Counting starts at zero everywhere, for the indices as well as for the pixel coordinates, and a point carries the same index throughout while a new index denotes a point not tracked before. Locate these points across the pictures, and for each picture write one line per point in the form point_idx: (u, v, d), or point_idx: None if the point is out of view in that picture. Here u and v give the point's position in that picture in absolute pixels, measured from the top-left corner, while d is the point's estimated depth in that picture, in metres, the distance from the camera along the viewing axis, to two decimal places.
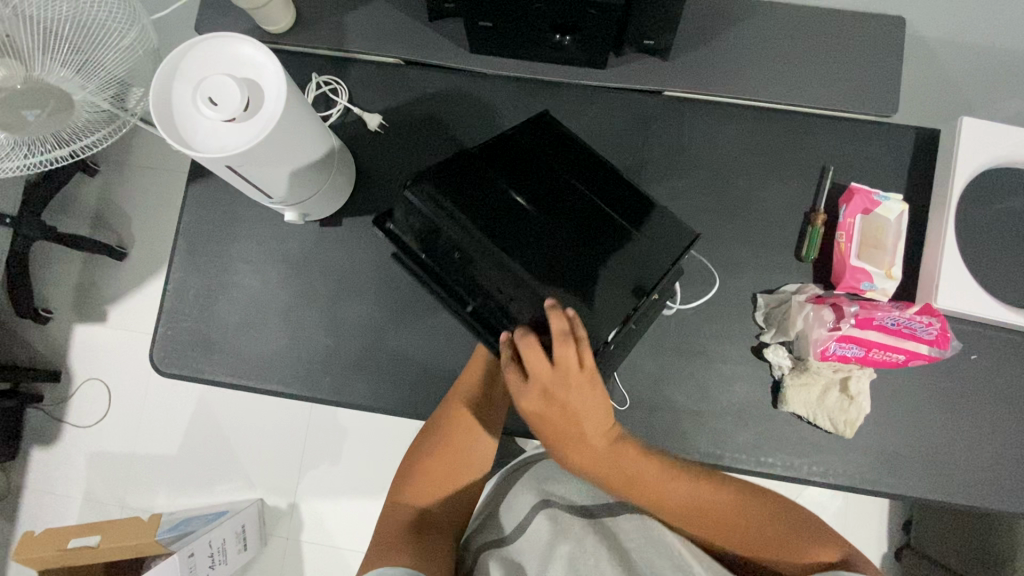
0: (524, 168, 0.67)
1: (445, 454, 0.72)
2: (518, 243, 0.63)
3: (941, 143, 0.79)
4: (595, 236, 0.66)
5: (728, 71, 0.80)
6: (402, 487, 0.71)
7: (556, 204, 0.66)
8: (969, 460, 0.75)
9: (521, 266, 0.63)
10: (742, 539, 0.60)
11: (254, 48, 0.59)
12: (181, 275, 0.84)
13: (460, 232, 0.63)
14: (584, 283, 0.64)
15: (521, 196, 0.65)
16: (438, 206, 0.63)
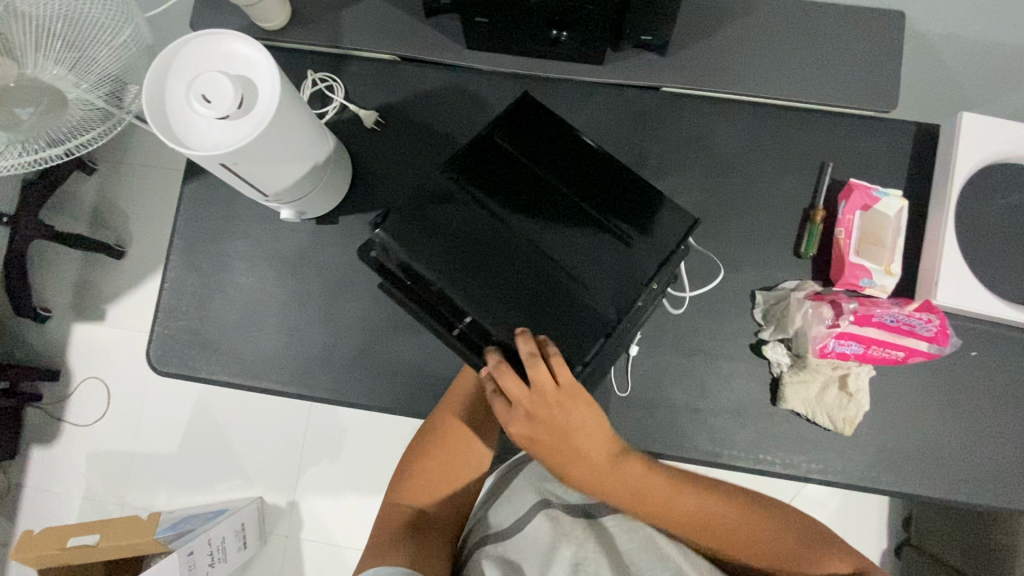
0: (497, 186, 0.66)
1: (441, 458, 0.72)
2: (490, 272, 0.63)
3: (941, 139, 0.79)
4: (573, 248, 0.64)
5: (726, 67, 0.80)
6: (399, 486, 0.72)
7: (533, 218, 0.65)
8: (968, 457, 0.75)
9: (494, 297, 0.63)
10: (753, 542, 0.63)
11: (247, 44, 0.58)
12: (178, 274, 0.84)
13: (431, 270, 0.63)
14: (561, 305, 0.63)
15: (491, 220, 0.64)
16: (406, 245, 0.63)
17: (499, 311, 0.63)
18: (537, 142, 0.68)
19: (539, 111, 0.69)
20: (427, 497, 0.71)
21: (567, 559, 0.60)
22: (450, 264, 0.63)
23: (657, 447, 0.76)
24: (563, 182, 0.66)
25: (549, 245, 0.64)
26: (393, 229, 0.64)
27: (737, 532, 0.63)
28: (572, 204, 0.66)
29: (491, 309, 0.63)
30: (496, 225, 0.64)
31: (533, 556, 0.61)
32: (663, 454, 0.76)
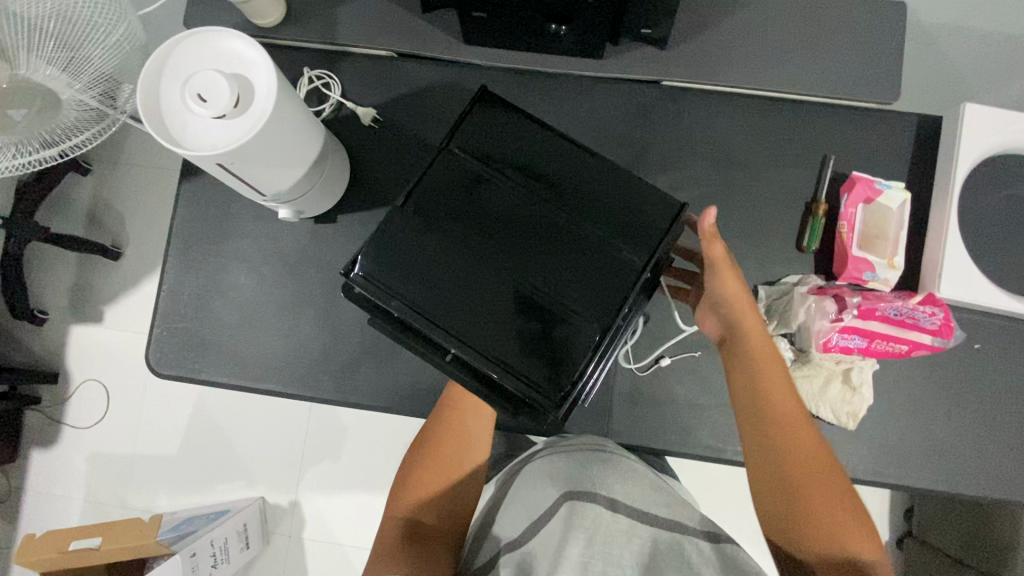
0: (466, 204, 0.66)
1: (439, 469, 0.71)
2: (470, 295, 0.64)
3: (943, 131, 0.78)
4: (550, 258, 0.64)
5: (726, 60, 0.79)
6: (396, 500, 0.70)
7: (508, 233, 0.65)
8: (972, 450, 0.75)
9: (481, 321, 0.63)
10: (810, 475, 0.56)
11: (241, 41, 0.57)
12: (175, 275, 0.84)
13: (410, 302, 0.64)
14: (547, 314, 0.63)
15: (464, 241, 0.65)
16: (385, 278, 0.64)
17: (482, 332, 0.63)
18: (494, 148, 0.68)
19: (501, 119, 0.69)
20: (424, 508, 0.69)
21: (576, 558, 0.52)
22: (428, 291, 0.64)
23: (660, 443, 0.76)
24: (532, 190, 0.66)
25: (529, 259, 0.64)
26: (371, 261, 0.64)
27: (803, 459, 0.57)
28: (544, 209, 0.66)
29: (474, 330, 0.63)
30: (470, 246, 0.65)
31: (542, 554, 0.54)
32: (667, 451, 0.76)
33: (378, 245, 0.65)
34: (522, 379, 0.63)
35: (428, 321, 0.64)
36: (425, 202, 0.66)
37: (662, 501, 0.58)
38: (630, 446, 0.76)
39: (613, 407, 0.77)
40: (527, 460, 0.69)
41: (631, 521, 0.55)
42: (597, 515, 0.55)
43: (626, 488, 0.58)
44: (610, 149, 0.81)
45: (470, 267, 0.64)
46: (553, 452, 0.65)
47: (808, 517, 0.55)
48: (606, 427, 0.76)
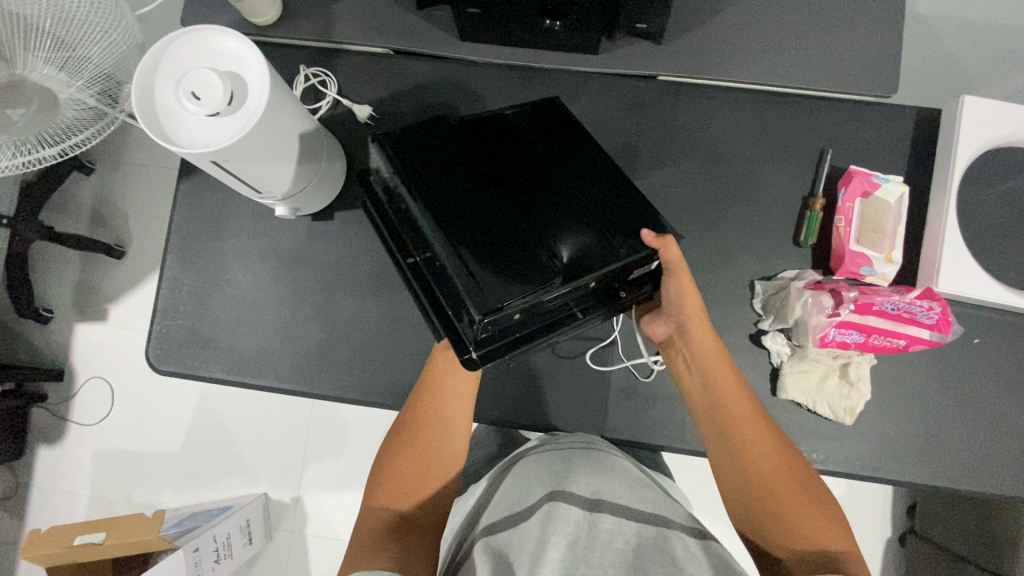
0: (513, 140, 0.67)
1: (418, 434, 0.72)
2: (465, 188, 0.62)
3: (943, 123, 0.77)
4: (545, 208, 0.62)
5: (724, 53, 0.78)
6: (377, 482, 0.70)
7: (526, 174, 0.64)
8: (972, 446, 0.75)
9: (457, 210, 0.60)
10: (771, 481, 0.63)
11: (235, 39, 0.58)
12: (174, 273, 0.84)
13: (405, 177, 0.63)
14: (510, 242, 0.59)
15: (492, 156, 0.65)
16: (393, 152, 0.64)
17: (456, 222, 0.60)
18: (552, 123, 0.70)
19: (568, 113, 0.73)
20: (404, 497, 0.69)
21: (557, 561, 0.50)
22: (426, 176, 0.62)
23: (656, 438, 0.76)
24: (567, 162, 0.66)
25: (531, 198, 0.62)
26: (388, 149, 0.64)
27: (762, 465, 0.64)
28: (565, 179, 0.65)
29: (448, 216, 0.60)
30: (495, 161, 0.64)
31: (522, 550, 0.52)
32: (663, 446, 0.76)
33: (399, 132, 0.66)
34: (475, 275, 0.57)
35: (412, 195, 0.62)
36: (471, 127, 0.67)
37: (648, 498, 0.58)
38: (627, 441, 0.76)
39: (609, 401, 0.77)
40: (518, 458, 0.69)
41: (614, 518, 0.55)
42: (578, 515, 0.54)
43: (612, 485, 0.58)
44: (607, 144, 0.81)
45: (478, 173, 0.63)
46: (548, 449, 0.66)
47: (771, 519, 0.62)
48: (602, 422, 0.77)
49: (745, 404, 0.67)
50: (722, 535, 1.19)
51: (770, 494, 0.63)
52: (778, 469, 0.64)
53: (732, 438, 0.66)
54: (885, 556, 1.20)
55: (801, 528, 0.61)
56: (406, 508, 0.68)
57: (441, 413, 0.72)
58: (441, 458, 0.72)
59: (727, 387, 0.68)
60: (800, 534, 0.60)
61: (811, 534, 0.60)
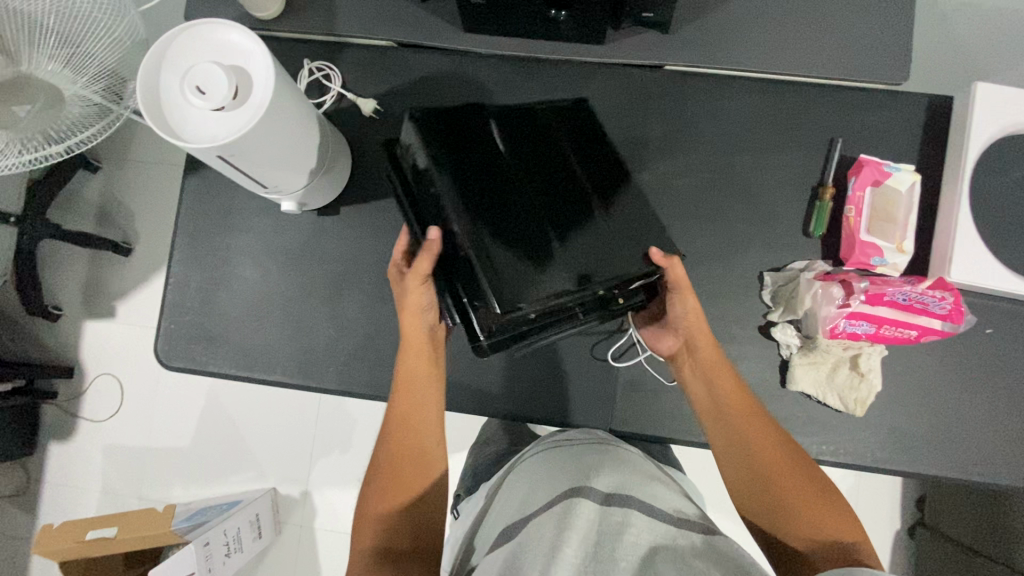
0: (557, 141, 0.68)
1: (398, 470, 0.67)
2: (498, 178, 0.63)
3: (955, 110, 0.76)
4: (569, 215, 0.63)
5: (733, 41, 0.77)
6: (364, 524, 0.65)
7: (559, 177, 0.65)
8: (985, 437, 0.74)
9: (485, 200, 0.61)
10: (780, 477, 0.62)
11: (238, 32, 0.57)
12: (182, 269, 0.84)
13: (440, 161, 0.63)
14: (529, 242, 0.61)
15: (533, 151, 0.65)
16: (431, 135, 0.64)
17: (485, 212, 0.61)
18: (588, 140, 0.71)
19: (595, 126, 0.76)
20: (392, 531, 0.64)
21: (572, 559, 0.48)
22: (465, 162, 0.63)
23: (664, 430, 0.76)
24: (596, 175, 0.67)
25: (565, 200, 0.64)
26: (429, 134, 0.64)
27: (769, 464, 0.63)
28: (593, 191, 0.66)
29: (482, 207, 0.61)
30: (536, 157, 0.65)
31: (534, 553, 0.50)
32: (671, 438, 0.76)
33: (438, 119, 0.66)
34: (493, 269, 0.59)
35: (444, 178, 0.62)
36: (514, 121, 0.68)
37: (658, 494, 0.57)
38: (634, 434, 0.77)
39: (616, 394, 0.78)
40: (523, 459, 0.68)
41: (625, 510, 0.53)
42: (589, 508, 0.53)
43: (621, 481, 0.57)
44: (614, 135, 0.80)
45: (512, 168, 0.64)
46: (555, 450, 0.65)
47: (787, 515, 0.61)
48: (609, 418, 0.77)
49: (745, 403, 0.67)
50: (730, 527, 1.19)
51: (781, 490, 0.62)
52: (781, 459, 0.63)
53: (739, 437, 0.66)
54: (895, 547, 1.19)
55: (817, 522, 0.59)
56: (397, 542, 0.63)
57: (418, 441, 0.69)
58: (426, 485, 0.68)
59: (727, 389, 0.67)
60: (817, 528, 0.59)
61: (827, 526, 0.59)
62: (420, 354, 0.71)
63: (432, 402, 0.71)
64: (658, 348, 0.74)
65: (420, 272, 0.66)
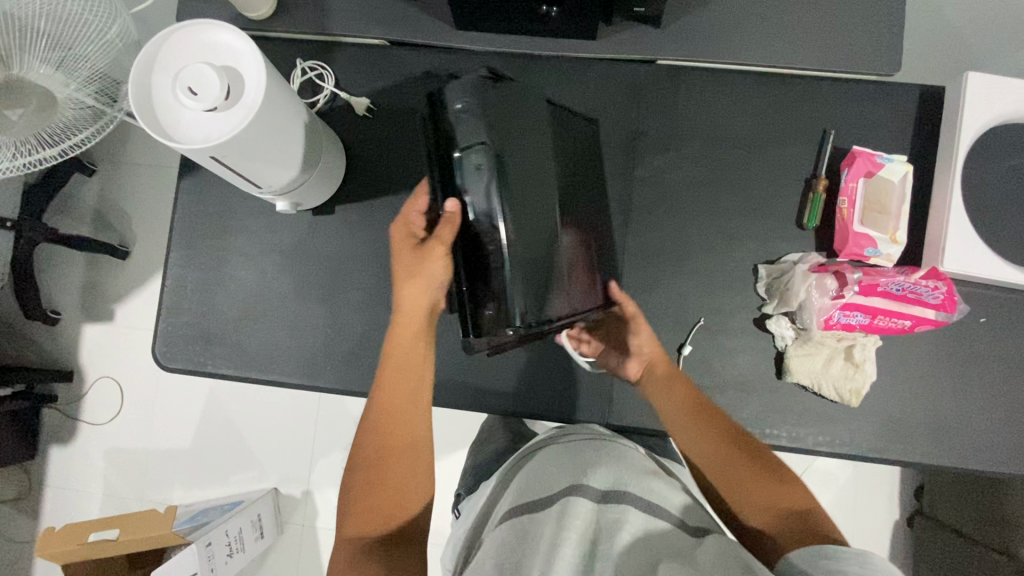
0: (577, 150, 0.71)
1: (384, 456, 0.65)
2: (541, 185, 0.64)
3: (947, 100, 0.76)
4: (581, 237, 0.69)
5: (725, 34, 0.77)
6: (345, 507, 0.64)
7: (578, 194, 0.69)
8: (981, 425, 0.74)
9: (526, 206, 0.63)
10: (728, 462, 0.62)
11: (229, 32, 0.58)
12: (178, 270, 0.84)
13: (491, 148, 0.61)
14: (553, 256, 0.65)
15: (566, 161, 0.68)
16: (486, 118, 0.61)
17: (524, 218, 0.62)
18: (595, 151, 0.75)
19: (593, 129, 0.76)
20: (375, 519, 0.63)
21: (571, 559, 0.49)
22: (519, 158, 0.62)
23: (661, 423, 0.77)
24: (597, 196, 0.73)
25: (577, 216, 0.69)
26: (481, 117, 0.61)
27: (718, 452, 0.63)
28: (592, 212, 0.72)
29: (522, 213, 0.62)
30: (566, 169, 0.68)
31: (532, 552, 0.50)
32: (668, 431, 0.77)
33: (495, 99, 0.62)
34: (518, 278, 0.63)
35: (493, 171, 0.61)
36: (553, 116, 0.68)
37: (654, 488, 0.57)
38: (631, 428, 0.78)
39: (613, 388, 0.78)
40: (536, 450, 0.67)
41: (622, 508, 0.53)
42: (585, 509, 0.53)
43: (618, 477, 0.57)
44: (607, 131, 0.80)
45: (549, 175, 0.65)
46: (555, 448, 0.65)
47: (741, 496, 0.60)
48: (606, 411, 0.78)
49: (687, 396, 0.68)
50: None
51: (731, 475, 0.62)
52: (726, 443, 0.63)
53: (688, 414, 0.67)
54: (894, 537, 1.20)
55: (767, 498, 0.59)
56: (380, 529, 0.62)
57: (405, 427, 0.67)
58: (412, 472, 0.65)
59: (672, 389, 0.69)
60: (769, 504, 0.58)
61: (778, 500, 0.58)
62: (414, 333, 0.69)
63: (418, 390, 0.68)
64: (622, 373, 0.75)
65: (443, 240, 0.64)
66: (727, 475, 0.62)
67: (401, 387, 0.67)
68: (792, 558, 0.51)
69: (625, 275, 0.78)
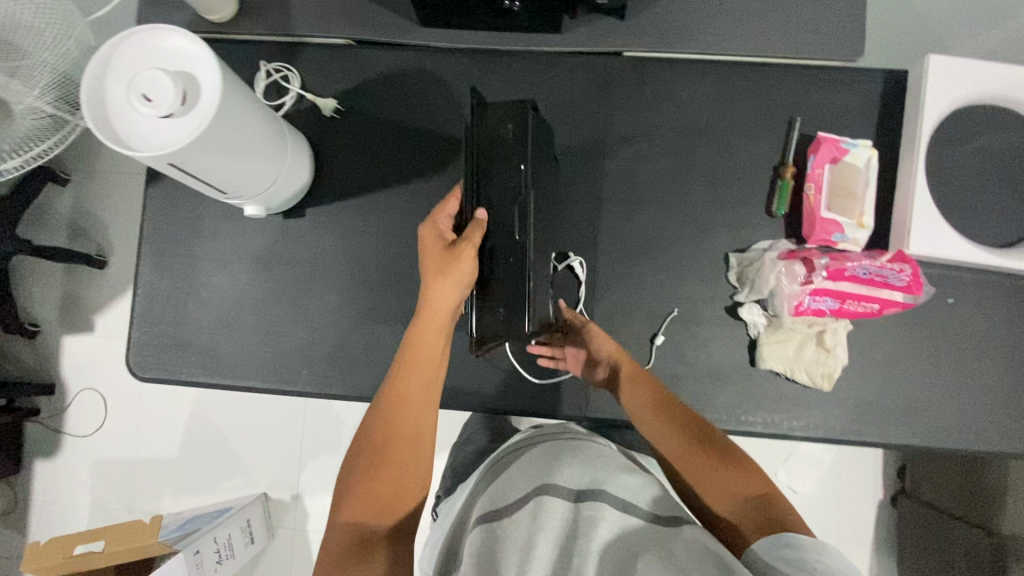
0: (558, 174, 0.78)
1: (388, 447, 0.64)
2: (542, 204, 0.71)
3: (909, 84, 0.77)
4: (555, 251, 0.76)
5: (689, 24, 0.78)
6: (341, 496, 0.63)
7: (554, 212, 0.76)
8: (952, 405, 0.75)
9: (539, 223, 0.70)
10: (690, 452, 0.64)
11: (182, 36, 0.56)
12: (150, 278, 0.84)
13: (528, 168, 0.66)
14: (544, 269, 0.72)
15: (552, 184, 0.75)
16: (528, 139, 0.67)
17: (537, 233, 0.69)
18: (568, 168, 0.80)
19: (564, 140, 0.80)
20: (370, 512, 0.62)
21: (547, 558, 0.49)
22: (538, 182, 0.70)
23: None
24: (565, 209, 0.79)
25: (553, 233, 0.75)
26: (523, 137, 0.66)
27: (681, 442, 0.65)
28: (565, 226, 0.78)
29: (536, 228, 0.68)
30: (553, 192, 0.76)
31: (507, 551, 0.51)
32: None
33: (535, 125, 0.68)
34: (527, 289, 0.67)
35: (528, 189, 0.66)
36: (549, 146, 0.76)
37: (631, 486, 0.57)
38: (609, 420, 0.78)
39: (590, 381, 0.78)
40: (519, 449, 0.67)
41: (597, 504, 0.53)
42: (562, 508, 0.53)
43: (598, 477, 0.57)
44: (576, 126, 0.80)
45: (545, 200, 0.73)
46: (537, 449, 0.65)
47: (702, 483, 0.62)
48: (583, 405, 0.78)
49: (652, 391, 0.69)
50: None
51: (692, 463, 0.63)
52: (689, 435, 0.65)
53: (652, 408, 0.68)
54: (880, 517, 1.21)
55: (724, 484, 0.60)
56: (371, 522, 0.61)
57: (413, 421, 0.66)
58: (410, 471, 0.64)
59: (636, 386, 0.70)
60: (728, 489, 0.60)
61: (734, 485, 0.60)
62: (435, 331, 0.69)
63: (428, 394, 0.68)
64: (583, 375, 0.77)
65: (473, 242, 0.65)
66: (689, 464, 0.63)
67: (416, 386, 0.67)
68: (758, 550, 0.53)
69: (598, 268, 0.79)
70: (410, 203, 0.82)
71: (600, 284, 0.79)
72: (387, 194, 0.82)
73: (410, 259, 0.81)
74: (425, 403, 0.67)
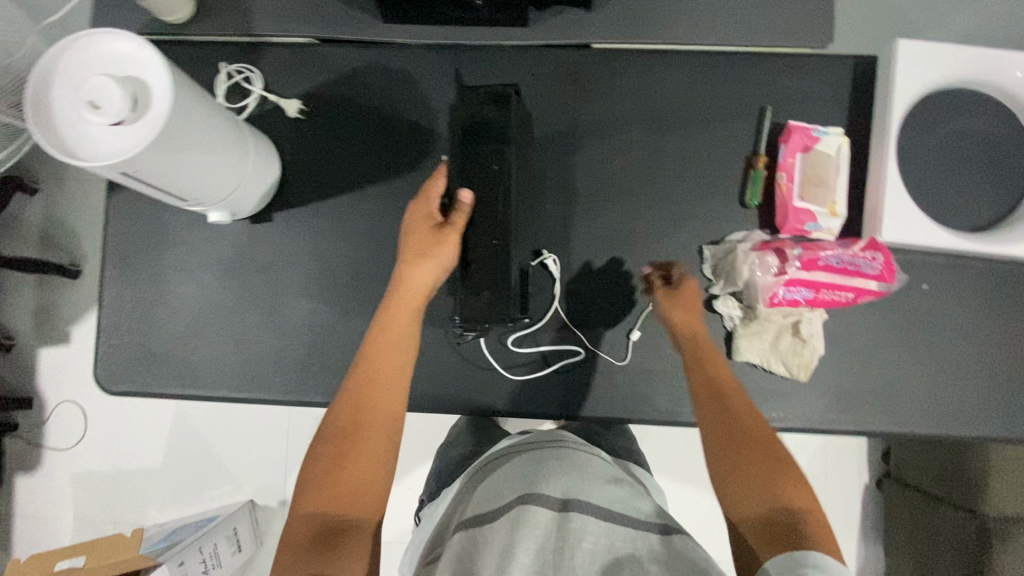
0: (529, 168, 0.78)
1: (356, 431, 0.61)
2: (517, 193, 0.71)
3: (878, 69, 0.76)
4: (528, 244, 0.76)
5: (656, 15, 0.77)
6: (306, 485, 0.59)
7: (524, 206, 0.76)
8: (929, 390, 0.75)
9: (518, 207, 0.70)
10: (736, 441, 0.60)
11: (130, 40, 0.54)
12: (116, 290, 0.82)
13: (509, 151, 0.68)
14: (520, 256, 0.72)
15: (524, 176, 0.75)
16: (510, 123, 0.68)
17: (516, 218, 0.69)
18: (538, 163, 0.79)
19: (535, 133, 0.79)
20: (335, 499, 0.57)
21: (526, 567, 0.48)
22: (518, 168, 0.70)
23: (618, 411, 0.76)
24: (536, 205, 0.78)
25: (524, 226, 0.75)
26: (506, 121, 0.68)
27: (731, 429, 0.61)
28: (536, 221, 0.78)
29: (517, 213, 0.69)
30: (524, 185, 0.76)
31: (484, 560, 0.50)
32: (625, 418, 0.77)
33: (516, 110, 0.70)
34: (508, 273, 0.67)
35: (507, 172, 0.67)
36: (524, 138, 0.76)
37: (618, 495, 0.56)
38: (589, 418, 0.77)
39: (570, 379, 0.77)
40: (502, 458, 0.66)
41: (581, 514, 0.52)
42: (545, 519, 0.52)
43: (581, 484, 0.56)
44: (545, 119, 0.79)
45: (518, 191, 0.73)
46: (521, 456, 0.64)
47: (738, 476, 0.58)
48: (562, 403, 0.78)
49: (722, 375, 0.66)
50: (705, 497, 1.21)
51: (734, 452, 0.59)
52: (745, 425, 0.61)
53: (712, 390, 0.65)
54: (866, 501, 1.22)
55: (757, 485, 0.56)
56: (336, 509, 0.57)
57: (384, 404, 0.63)
58: (377, 455, 0.60)
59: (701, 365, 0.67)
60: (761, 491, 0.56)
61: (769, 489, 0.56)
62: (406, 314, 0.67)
63: (395, 375, 0.65)
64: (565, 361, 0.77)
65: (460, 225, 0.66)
66: (730, 453, 0.60)
67: (384, 369, 0.65)
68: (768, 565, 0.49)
69: (574, 264, 0.78)
70: (380, 204, 0.80)
71: (579, 278, 0.78)
72: (356, 195, 0.81)
73: (382, 261, 0.80)
74: (396, 389, 0.65)
